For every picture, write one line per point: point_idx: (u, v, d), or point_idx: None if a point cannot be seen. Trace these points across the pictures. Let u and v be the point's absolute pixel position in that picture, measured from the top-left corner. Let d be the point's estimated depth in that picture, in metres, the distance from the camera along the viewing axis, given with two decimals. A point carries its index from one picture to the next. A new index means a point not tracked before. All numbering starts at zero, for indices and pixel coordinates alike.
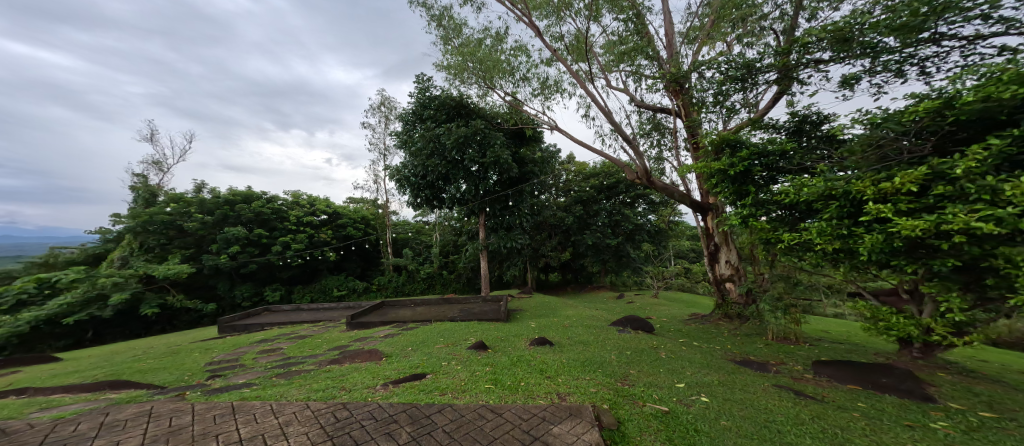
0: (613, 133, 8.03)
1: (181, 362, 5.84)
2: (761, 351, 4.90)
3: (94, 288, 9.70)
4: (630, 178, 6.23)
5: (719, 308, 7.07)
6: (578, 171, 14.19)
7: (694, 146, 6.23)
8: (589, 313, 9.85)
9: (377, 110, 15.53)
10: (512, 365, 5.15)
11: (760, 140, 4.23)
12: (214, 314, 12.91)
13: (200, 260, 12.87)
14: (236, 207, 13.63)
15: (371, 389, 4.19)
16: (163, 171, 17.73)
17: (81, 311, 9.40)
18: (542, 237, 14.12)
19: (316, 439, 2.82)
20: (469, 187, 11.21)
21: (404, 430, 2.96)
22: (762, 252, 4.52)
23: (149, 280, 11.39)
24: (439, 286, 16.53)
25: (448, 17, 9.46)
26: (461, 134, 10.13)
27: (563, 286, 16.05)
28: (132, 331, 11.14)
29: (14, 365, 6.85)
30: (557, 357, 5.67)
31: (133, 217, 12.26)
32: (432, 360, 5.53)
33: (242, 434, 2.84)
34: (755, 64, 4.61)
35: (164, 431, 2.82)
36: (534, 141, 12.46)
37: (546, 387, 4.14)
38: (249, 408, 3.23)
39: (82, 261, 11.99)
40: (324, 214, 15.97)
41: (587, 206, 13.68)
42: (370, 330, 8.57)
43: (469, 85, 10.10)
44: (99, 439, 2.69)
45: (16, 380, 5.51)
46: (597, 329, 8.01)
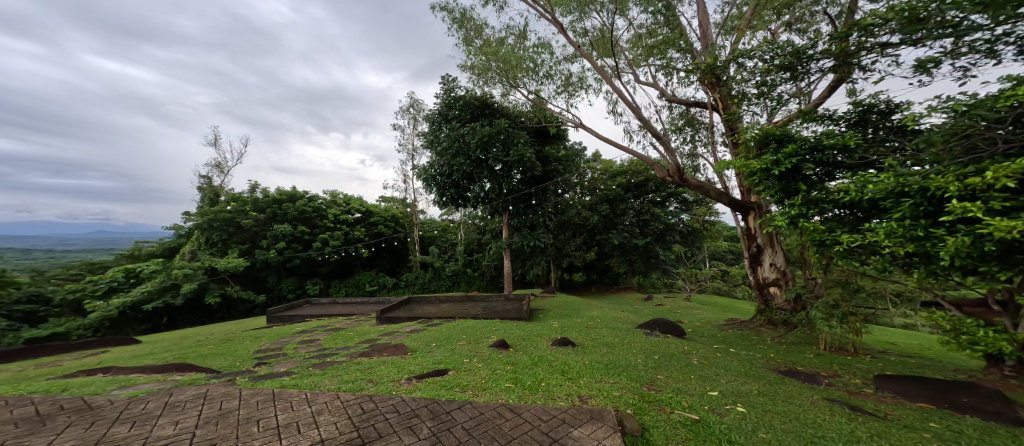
0: (642, 130, 7.81)
1: (235, 348, 6.28)
2: (809, 362, 4.62)
3: (168, 278, 10.73)
4: (660, 176, 5.97)
5: (761, 313, 6.72)
6: (604, 170, 13.91)
7: (734, 141, 5.94)
8: (614, 315, 9.66)
9: (405, 111, 15.97)
10: (534, 365, 5.15)
11: (813, 134, 3.96)
12: (264, 305, 13.76)
13: (252, 255, 13.78)
14: (283, 206, 14.48)
15: (396, 383, 4.31)
16: (224, 173, 19.07)
17: (158, 299, 10.44)
18: (566, 237, 13.96)
19: (343, 429, 2.93)
20: (492, 186, 11.31)
21: (425, 425, 3.02)
22: (814, 255, 4.25)
23: (213, 272, 12.42)
24: (463, 284, 16.80)
25: (470, 18, 9.57)
26: (485, 133, 10.21)
27: (588, 286, 15.83)
28: (193, 319, 12.11)
29: (102, 345, 7.63)
30: (584, 358, 5.60)
31: (201, 215, 13.49)
32: (456, 357, 5.62)
33: (279, 420, 3.00)
34: (806, 51, 4.32)
35: (215, 414, 3.03)
36: (557, 140, 12.40)
37: (568, 389, 4.11)
38: (288, 396, 3.43)
39: (159, 253, 13.37)
40: (358, 213, 16.59)
41: (614, 205, 13.37)
42: (399, 325, 8.81)
43: (492, 84, 10.10)
44: (162, 418, 2.93)
45: (102, 359, 6.09)
46: (622, 331, 7.85)
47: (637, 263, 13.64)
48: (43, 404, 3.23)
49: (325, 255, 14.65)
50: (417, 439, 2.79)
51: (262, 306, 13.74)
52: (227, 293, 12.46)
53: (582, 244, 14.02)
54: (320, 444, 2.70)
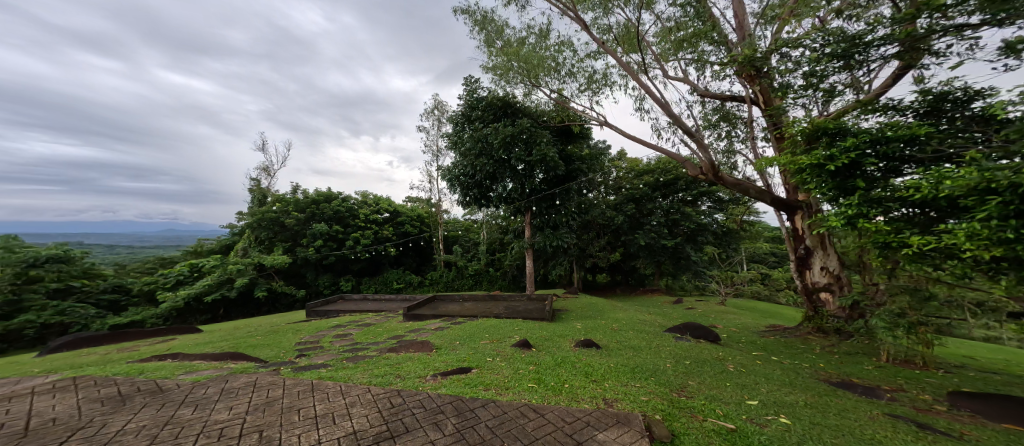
0: (673, 127, 7.54)
1: (279, 340, 6.65)
2: (868, 375, 4.28)
3: (225, 273, 11.79)
4: (693, 174, 5.73)
5: (810, 321, 6.31)
6: (631, 168, 13.52)
7: (778, 136, 5.63)
8: (640, 317, 9.41)
9: (430, 114, 16.29)
10: (557, 365, 5.11)
11: (873, 126, 3.69)
12: (303, 300, 14.52)
13: (293, 252, 14.54)
14: (321, 206, 15.18)
15: (422, 379, 4.40)
16: (271, 176, 20.25)
17: (217, 291, 11.64)
18: (589, 237, 13.73)
19: (373, 422, 3.01)
20: (515, 185, 11.32)
21: (449, 422, 3.05)
22: (875, 258, 3.94)
23: (261, 268, 13.38)
24: (486, 283, 16.95)
25: (491, 20, 9.62)
26: (508, 133, 10.23)
27: (612, 288, 15.51)
28: (241, 311, 13.05)
29: (171, 333, 8.29)
30: (610, 361, 5.50)
31: (252, 214, 14.42)
32: (479, 356, 5.64)
33: (317, 410, 3.14)
34: (864, 37, 4.03)
35: (263, 401, 3.22)
36: (580, 138, 12.30)
37: (592, 391, 4.03)
38: (324, 387, 3.59)
39: (217, 250, 14.61)
40: (386, 212, 17.06)
41: (640, 204, 13.00)
42: (424, 322, 8.99)
43: (514, 84, 10.06)
44: (219, 402, 3.18)
45: (172, 345, 6.65)
46: (650, 334, 7.63)
47: (665, 265, 13.21)
48: (124, 386, 3.64)
49: (356, 253, 15.19)
50: (442, 435, 2.83)
51: (302, 300, 14.51)
52: (271, 287, 13.25)
53: (606, 245, 13.78)
54: (352, 435, 2.79)
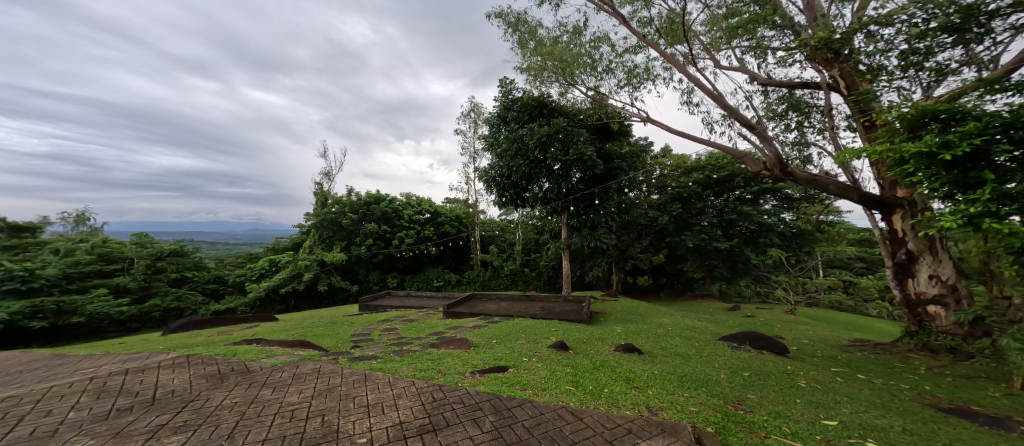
0: (728, 119, 6.99)
1: (339, 331, 7.12)
2: (993, 404, 3.65)
3: (296, 268, 13.50)
4: (755, 170, 5.29)
5: (912, 336, 5.56)
6: (677, 164, 12.74)
7: (870, 125, 5.03)
8: (687, 323, 8.90)
9: (467, 116, 16.65)
10: (595, 369, 4.94)
11: (999, 108, 3.16)
12: (357, 295, 15.50)
13: (348, 250, 15.49)
14: (371, 207, 16.04)
15: (462, 375, 4.45)
16: (331, 179, 21.70)
17: (291, 284, 13.32)
18: (630, 238, 13.21)
19: (417, 414, 3.07)
20: (551, 185, 11.24)
21: (488, 419, 3.05)
22: (1003, 263, 3.34)
23: (324, 265, 14.65)
24: (521, 283, 16.96)
25: (524, 21, 9.60)
26: (543, 134, 10.14)
27: (655, 291, 14.79)
28: (305, 302, 14.42)
29: (255, 319, 9.20)
30: (657, 367, 5.25)
31: (315, 216, 15.63)
32: (516, 355, 5.62)
33: (369, 399, 3.28)
34: (983, 6, 3.51)
35: (324, 388, 3.61)
36: (620, 136, 11.92)
37: (633, 398, 3.84)
38: (375, 378, 3.78)
39: (291, 247, 16.46)
40: (427, 213, 17.59)
41: (688, 204, 12.28)
42: (463, 320, 9.16)
43: (549, 84, 9.92)
44: (292, 384, 3.83)
45: (256, 331, 7.44)
46: (700, 341, 7.17)
47: (718, 269, 12.31)
48: (222, 365, 4.51)
49: (400, 251, 15.89)
50: (480, 432, 2.82)
51: (356, 295, 15.49)
52: (330, 282, 14.39)
53: (650, 246, 13.18)
54: (399, 425, 2.87)
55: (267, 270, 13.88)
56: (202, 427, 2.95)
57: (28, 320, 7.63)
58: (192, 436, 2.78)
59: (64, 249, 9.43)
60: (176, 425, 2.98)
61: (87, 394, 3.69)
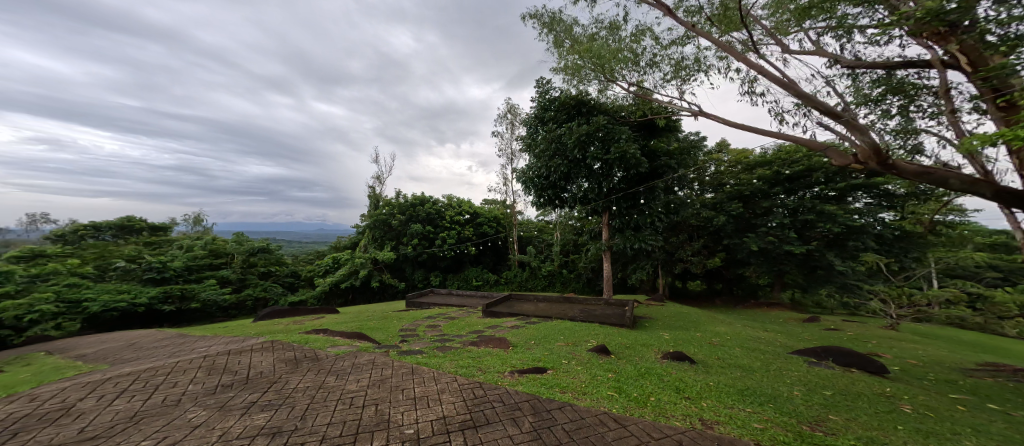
0: (803, 108, 6.32)
1: (391, 325, 7.44)
2: None
3: (354, 265, 14.47)
4: (841, 163, 4.89)
5: None
6: (736, 160, 11.70)
7: (1006, 109, 4.26)
8: (749, 333, 8.17)
9: (503, 118, 16.76)
10: (640, 376, 4.65)
11: None
12: (404, 291, 16.24)
13: (397, 249, 16.23)
14: (417, 209, 16.69)
15: (501, 374, 4.43)
16: (381, 182, 22.90)
17: (349, 279, 14.40)
18: (679, 239, 12.43)
19: (459, 410, 3.33)
20: (591, 185, 10.91)
21: (527, 419, 3.17)
22: None
23: (376, 263, 15.51)
24: (559, 285, 16.68)
25: (559, 20, 9.41)
26: (581, 133, 9.87)
27: (708, 296, 13.78)
28: (361, 297, 15.51)
29: (322, 311, 9.92)
30: (715, 379, 4.82)
31: (368, 217, 16.59)
32: (555, 357, 5.45)
33: (417, 392, 3.68)
34: None
35: (378, 378, 4.05)
36: (668, 132, 11.30)
37: (685, 409, 3.60)
38: (421, 372, 4.21)
39: (350, 245, 17.79)
40: (467, 214, 17.93)
41: (752, 203, 11.10)
42: (501, 320, 9.12)
43: (588, 82, 9.62)
44: (355, 372, 4.27)
45: (324, 321, 7.99)
46: (765, 354, 6.53)
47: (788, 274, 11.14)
48: (298, 352, 5.18)
49: (443, 251, 16.42)
50: (519, 432, 2.95)
51: (403, 292, 16.21)
52: (381, 279, 15.27)
53: (705, 248, 12.28)
54: (442, 419, 3.15)
55: (332, 266, 15.07)
56: (282, 407, 3.45)
57: (162, 303, 10.18)
58: (275, 414, 3.29)
59: (186, 246, 12.30)
60: (263, 403, 3.55)
61: (201, 370, 4.53)
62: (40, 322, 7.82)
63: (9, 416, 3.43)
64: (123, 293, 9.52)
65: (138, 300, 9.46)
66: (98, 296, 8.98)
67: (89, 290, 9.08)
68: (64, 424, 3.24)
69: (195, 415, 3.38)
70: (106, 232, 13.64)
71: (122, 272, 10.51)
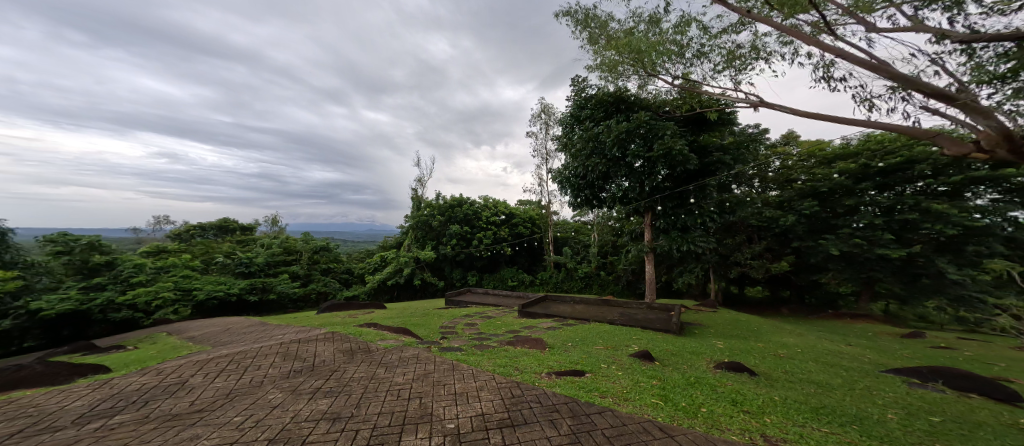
0: (898, 89, 5.43)
1: (431, 322, 7.41)
2: None
3: (399, 263, 14.80)
4: (957, 153, 4.02)
5: None
6: (810, 152, 10.11)
7: None
8: (827, 346, 7.20)
9: (537, 118, 16.41)
10: (688, 385, 4.11)
11: None
12: (443, 289, 16.49)
13: (435, 249, 16.48)
14: (456, 210, 16.87)
15: (539, 375, 4.12)
16: (422, 183, 23.50)
17: (395, 276, 14.86)
18: (735, 241, 11.33)
19: (497, 408, 3.10)
20: (631, 184, 10.17)
21: (566, 422, 2.87)
22: None
23: (418, 262, 15.86)
24: (596, 287, 16.00)
25: (594, 16, 8.96)
26: (621, 129, 9.26)
27: (770, 304, 12.41)
28: (405, 294, 15.86)
29: (371, 307, 10.18)
30: (779, 393, 4.16)
31: (412, 217, 17.01)
32: (594, 360, 5.04)
33: (458, 388, 3.50)
34: None
35: (422, 373, 3.92)
36: (723, 126, 10.31)
37: (745, 423, 3.08)
38: (461, 369, 4.04)
39: (394, 245, 18.46)
40: (502, 215, 17.76)
41: (830, 200, 9.51)
42: (537, 321, 8.82)
43: (626, 78, 8.82)
44: (407, 365, 4.19)
45: (372, 316, 8.20)
46: (851, 371, 5.62)
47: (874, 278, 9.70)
48: (354, 343, 5.26)
49: (479, 251, 16.51)
50: (557, 434, 2.66)
51: (442, 290, 16.48)
52: (423, 277, 15.61)
53: (768, 251, 11.06)
54: (481, 416, 2.93)
55: (380, 264, 15.50)
56: (342, 394, 3.44)
57: (251, 292, 11.24)
58: (335, 400, 3.27)
59: (268, 244, 13.75)
60: (327, 390, 3.56)
61: (279, 356, 4.79)
62: (163, 307, 9.34)
63: (142, 387, 3.98)
64: (221, 284, 10.72)
65: (233, 290, 10.62)
66: (203, 286, 10.22)
67: (197, 281, 10.38)
68: (180, 397, 3.68)
69: (273, 396, 3.52)
70: (210, 230, 16.92)
71: (221, 266, 11.88)
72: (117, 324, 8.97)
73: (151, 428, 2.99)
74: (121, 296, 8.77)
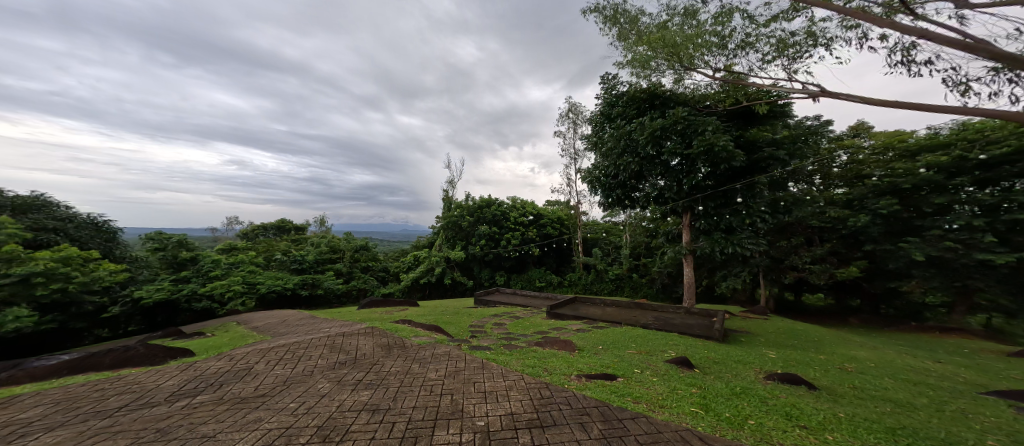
0: (996, 70, 4.74)
1: (461, 321, 7.54)
2: None
3: (430, 263, 15.26)
4: None
5: None
6: (888, 144, 9.07)
7: None
8: (907, 362, 6.42)
9: (564, 117, 16.17)
10: (734, 396, 3.84)
11: None
12: (472, 289, 16.75)
13: (464, 249, 16.76)
14: (485, 210, 17.05)
15: (568, 377, 4.05)
16: (452, 185, 23.98)
17: (428, 275, 15.31)
18: (790, 243, 10.46)
19: (526, 408, 3.08)
20: (667, 183, 9.91)
21: (596, 425, 2.79)
22: None
23: (449, 261, 16.25)
24: (628, 290, 15.49)
25: (624, 11, 8.69)
26: (655, 127, 8.85)
27: (833, 314, 11.37)
28: (435, 292, 16.28)
29: (403, 305, 10.53)
30: (845, 410, 3.77)
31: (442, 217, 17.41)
32: (626, 364, 4.86)
33: (489, 386, 3.53)
34: None
35: (453, 370, 4.00)
36: (777, 119, 9.71)
37: (800, 439, 2.83)
38: (491, 368, 4.08)
39: (427, 244, 19.03)
40: (530, 215, 17.66)
41: (913, 199, 8.48)
42: (565, 323, 8.68)
43: (659, 73, 8.41)
44: (439, 362, 4.29)
45: (406, 313, 8.50)
46: (933, 390, 4.98)
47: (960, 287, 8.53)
48: (392, 339, 5.47)
49: (507, 251, 16.59)
50: (588, 437, 2.60)
51: (471, 289, 16.74)
52: (452, 276, 15.94)
53: (830, 255, 10.08)
54: (510, 416, 2.93)
55: (413, 263, 16.05)
56: (381, 386, 3.59)
57: (302, 288, 12.20)
58: (375, 393, 3.42)
59: (317, 242, 14.77)
60: (368, 382, 3.73)
61: (327, 347, 5.11)
62: (234, 298, 10.27)
63: (219, 370, 4.42)
64: (279, 279, 11.62)
65: (289, 284, 11.50)
66: (266, 281, 11.08)
67: (259, 276, 11.23)
68: (246, 382, 4.03)
69: (322, 385, 3.75)
70: (270, 230, 18.51)
71: (279, 263, 12.97)
72: (198, 314, 10.01)
73: (225, 408, 3.31)
74: (201, 288, 9.78)
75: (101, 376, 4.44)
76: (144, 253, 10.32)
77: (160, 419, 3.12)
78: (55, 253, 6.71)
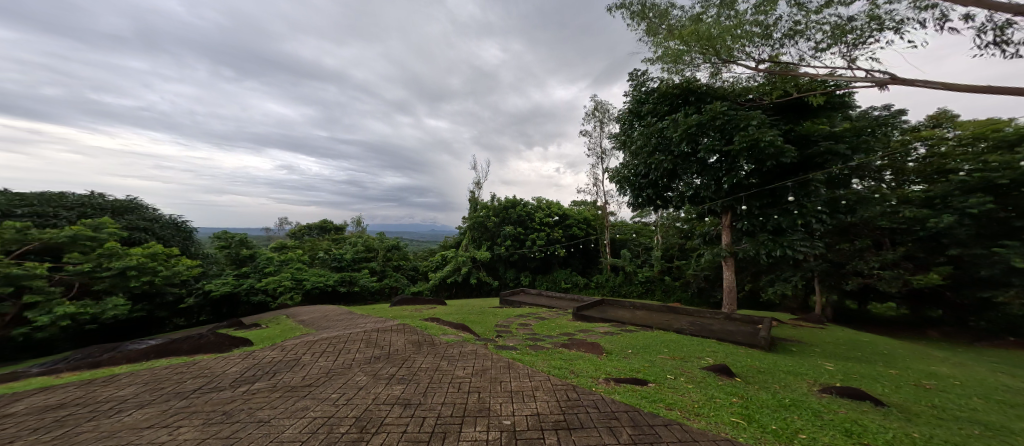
0: None
1: (486, 320, 7.61)
2: None
3: (457, 263, 15.54)
4: None
5: None
6: (978, 134, 8.01)
7: None
8: (1000, 382, 5.62)
9: (590, 116, 15.80)
10: (783, 408, 3.55)
11: None
12: (499, 289, 16.86)
13: (490, 250, 16.89)
14: (511, 211, 17.08)
15: (596, 380, 3.94)
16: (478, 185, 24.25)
17: (456, 274, 15.60)
18: (854, 246, 9.53)
19: (553, 409, 3.03)
20: (704, 182, 9.35)
21: (625, 430, 2.69)
22: None
23: (476, 262, 16.43)
24: (660, 293, 14.87)
25: (652, 6, 8.37)
26: (690, 123, 8.41)
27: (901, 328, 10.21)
28: (462, 292, 16.53)
29: (429, 303, 10.81)
30: (920, 430, 3.36)
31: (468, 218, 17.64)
32: (657, 370, 4.65)
33: (515, 386, 3.52)
34: None
35: (480, 368, 4.03)
36: (834, 112, 8.86)
37: None
38: (518, 368, 4.07)
39: (454, 244, 19.40)
40: (556, 216, 17.43)
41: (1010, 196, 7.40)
42: (592, 325, 8.49)
43: (693, 67, 7.91)
44: (467, 360, 4.34)
45: (433, 311, 8.70)
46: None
47: None
48: (421, 336, 5.62)
49: (533, 252, 16.51)
50: (617, 442, 2.51)
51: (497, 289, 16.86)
52: (479, 276, 16.11)
53: (899, 259, 9.06)
54: (536, 416, 2.90)
55: (441, 263, 16.41)
56: (411, 381, 3.69)
57: (342, 284, 12.91)
58: (407, 387, 3.52)
59: (355, 242, 15.52)
60: (400, 376, 3.85)
61: (363, 342, 5.35)
62: (286, 293, 11.05)
63: (273, 360, 4.76)
64: (322, 276, 12.33)
65: (331, 281, 12.19)
66: (311, 277, 11.86)
67: (308, 272, 12.07)
68: (294, 371, 4.32)
69: (360, 378, 3.92)
70: (315, 230, 19.72)
71: (320, 261, 13.77)
72: (255, 307, 10.91)
73: (277, 395, 3.56)
74: (258, 283, 10.61)
75: (179, 360, 4.96)
76: (213, 249, 11.39)
77: (225, 402, 3.41)
78: (145, 250, 7.55)
